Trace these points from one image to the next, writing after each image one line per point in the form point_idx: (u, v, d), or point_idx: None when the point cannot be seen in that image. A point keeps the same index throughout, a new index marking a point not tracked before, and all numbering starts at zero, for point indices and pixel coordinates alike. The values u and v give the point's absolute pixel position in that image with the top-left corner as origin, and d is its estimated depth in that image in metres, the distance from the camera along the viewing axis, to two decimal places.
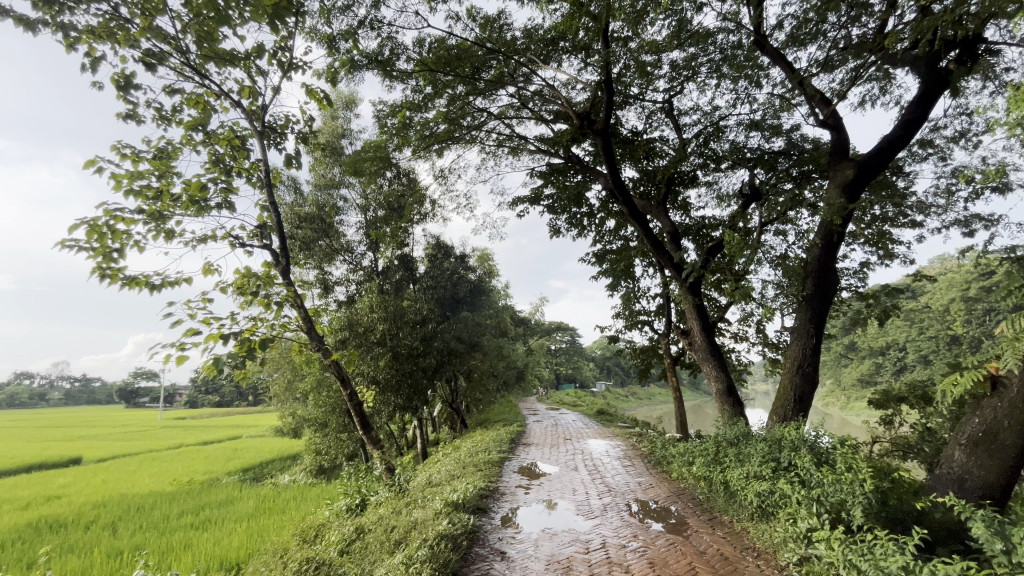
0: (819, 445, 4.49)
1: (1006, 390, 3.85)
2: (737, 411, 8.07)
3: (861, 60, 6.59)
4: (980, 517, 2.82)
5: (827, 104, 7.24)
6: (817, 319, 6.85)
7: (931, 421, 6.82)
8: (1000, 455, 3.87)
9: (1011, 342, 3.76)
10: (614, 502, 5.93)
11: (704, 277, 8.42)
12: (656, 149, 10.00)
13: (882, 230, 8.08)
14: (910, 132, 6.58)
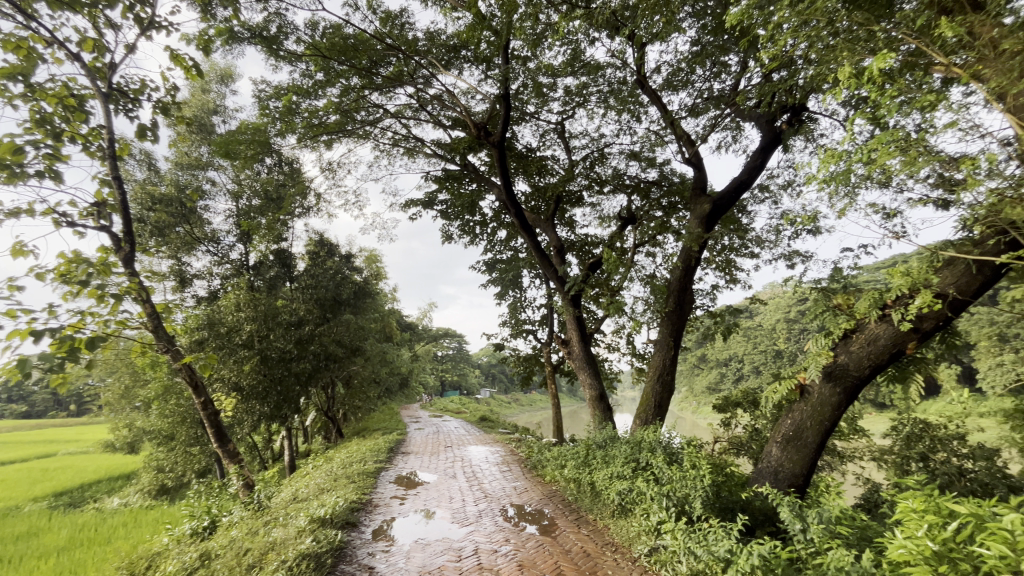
0: (671, 447, 5.04)
1: (809, 396, 4.72)
2: (607, 416, 8.70)
3: (720, 111, 7.65)
4: (787, 503, 3.38)
5: (692, 145, 8.26)
6: (676, 333, 7.71)
7: (758, 422, 8.03)
8: (804, 450, 4.70)
9: (815, 357, 4.62)
10: (489, 508, 6.02)
11: (584, 291, 9.01)
12: (547, 167, 10.53)
13: (729, 258, 9.38)
14: (753, 177, 7.76)
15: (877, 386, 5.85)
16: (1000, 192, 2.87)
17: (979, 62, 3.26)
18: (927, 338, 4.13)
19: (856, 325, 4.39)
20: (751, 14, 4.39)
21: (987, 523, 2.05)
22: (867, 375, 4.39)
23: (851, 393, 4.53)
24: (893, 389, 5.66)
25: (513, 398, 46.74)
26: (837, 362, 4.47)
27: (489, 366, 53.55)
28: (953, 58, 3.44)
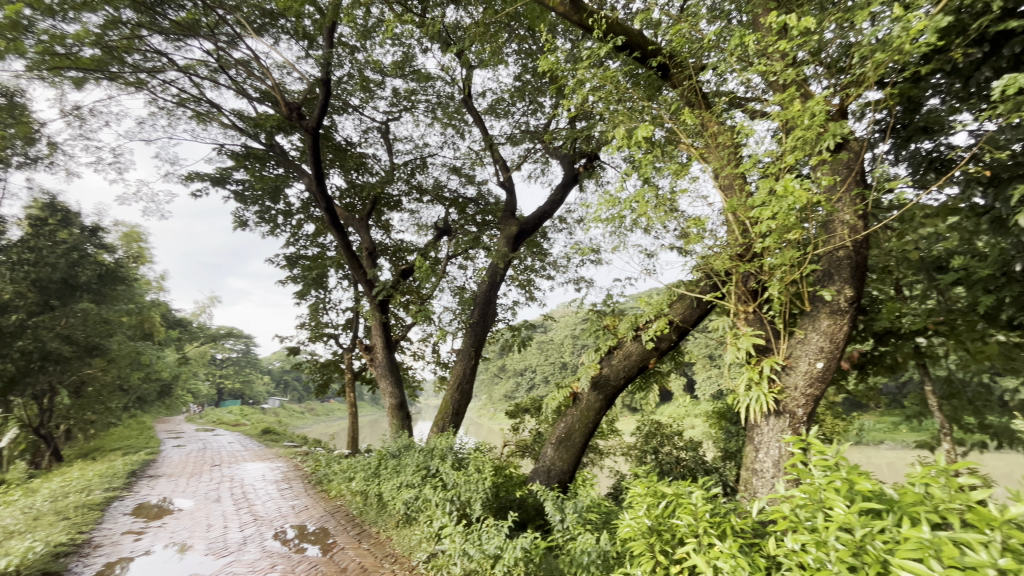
0: (461, 453, 5.24)
1: (579, 402, 5.46)
2: (405, 425, 8.61)
3: (532, 145, 8.48)
4: (552, 498, 3.83)
5: (507, 170, 8.92)
6: (477, 344, 8.10)
7: (542, 426, 8.96)
8: (572, 449, 5.41)
9: (586, 368, 5.39)
10: (258, 532, 5.33)
11: (392, 296, 8.82)
12: (367, 165, 10.09)
13: (530, 277, 10.31)
14: (554, 209, 8.74)
15: (628, 393, 7.11)
16: (712, 249, 3.79)
17: (707, 150, 4.32)
18: (663, 355, 5.22)
19: (617, 343, 5.28)
20: (560, 67, 5.00)
21: (682, 500, 2.64)
22: (621, 385, 5.31)
23: (609, 400, 5.40)
24: (640, 396, 6.95)
25: (306, 407, 42.69)
26: (601, 373, 5.30)
27: (281, 373, 47.96)
28: (692, 141, 4.47)
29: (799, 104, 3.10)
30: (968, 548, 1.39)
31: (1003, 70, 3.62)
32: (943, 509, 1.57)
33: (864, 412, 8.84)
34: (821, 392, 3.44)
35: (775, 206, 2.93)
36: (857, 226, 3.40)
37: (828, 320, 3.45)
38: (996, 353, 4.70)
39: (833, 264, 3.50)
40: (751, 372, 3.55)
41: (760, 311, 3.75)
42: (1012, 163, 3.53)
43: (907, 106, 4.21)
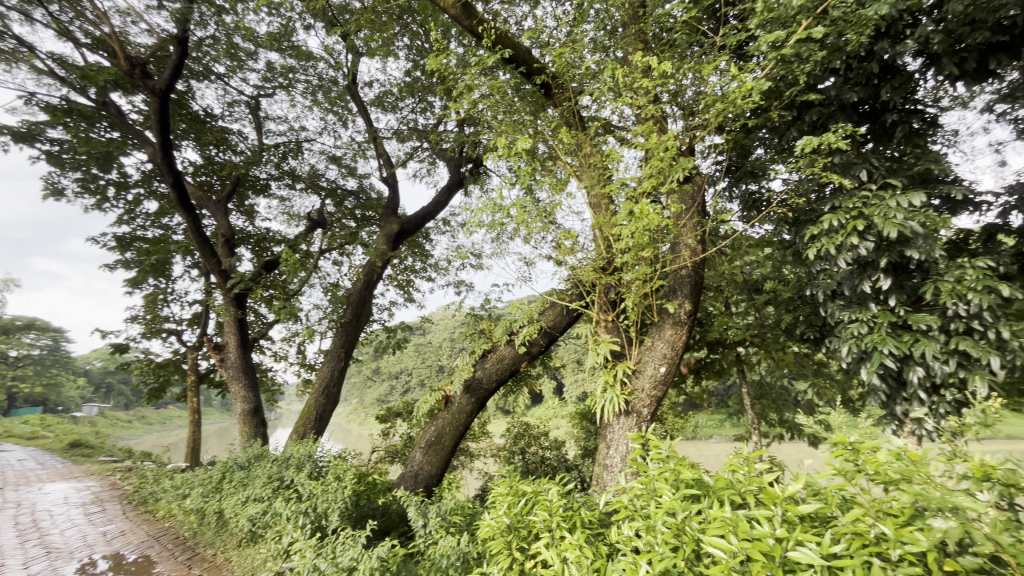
0: (321, 461, 4.88)
1: (451, 405, 5.45)
2: (258, 433, 7.77)
3: (418, 143, 8.32)
4: (415, 503, 3.75)
5: (391, 166, 8.63)
6: (348, 345, 7.64)
7: (413, 431, 8.77)
8: (441, 453, 5.37)
9: (460, 371, 5.41)
10: (52, 568, 4.38)
11: (252, 290, 7.95)
12: (230, 142, 9.00)
13: (409, 278, 10.06)
14: (437, 210, 8.67)
15: (500, 396, 7.30)
16: (582, 261, 4.06)
17: (582, 168, 4.63)
18: (533, 359, 5.46)
19: (491, 346, 5.40)
20: (449, 68, 4.97)
21: (540, 498, 2.77)
22: (493, 388, 5.42)
23: (481, 403, 5.49)
24: (511, 399, 7.17)
25: (135, 414, 36.37)
26: (474, 376, 5.36)
27: (102, 374, 40.23)
28: (569, 158, 4.77)
29: (659, 137, 3.48)
30: (757, 522, 1.67)
31: (805, 132, 4.48)
32: (743, 491, 1.87)
33: (698, 410, 10.21)
34: (662, 393, 3.89)
35: (634, 226, 3.26)
36: (696, 249, 3.94)
37: (671, 329, 3.93)
38: (792, 361, 5.77)
39: (678, 281, 4.00)
40: (607, 375, 3.87)
41: (618, 320, 4.13)
42: (808, 208, 4.38)
43: (739, 151, 4.97)
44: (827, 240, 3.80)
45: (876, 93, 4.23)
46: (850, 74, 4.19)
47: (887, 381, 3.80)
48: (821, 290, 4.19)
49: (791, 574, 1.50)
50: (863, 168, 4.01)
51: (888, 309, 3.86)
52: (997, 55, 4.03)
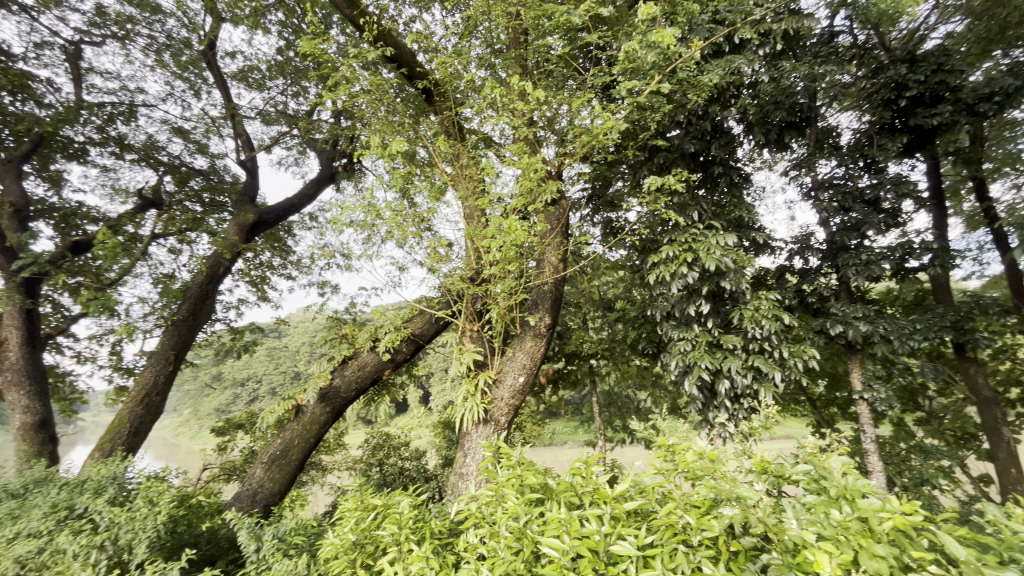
0: (130, 483, 4.11)
1: (302, 415, 5.01)
2: (42, 452, 6.23)
3: (287, 128, 7.64)
4: (247, 526, 3.36)
5: (251, 149, 7.76)
6: (180, 346, 6.58)
7: (256, 444, 7.87)
8: (286, 468, 4.88)
9: (316, 378, 5.03)
10: None
11: (49, 275, 6.45)
12: (33, 90, 7.26)
13: (264, 274, 9.09)
14: (304, 204, 8.01)
15: (360, 405, 6.93)
16: (453, 270, 4.08)
17: (459, 179, 4.68)
18: (397, 367, 5.32)
19: (352, 353, 5.12)
20: (327, 54, 4.68)
21: (391, 511, 2.68)
22: (351, 397, 5.13)
23: (337, 412, 5.15)
24: (371, 408, 6.86)
25: None
26: (331, 384, 5.02)
27: None
28: (446, 166, 4.79)
29: (532, 158, 3.69)
30: (589, 520, 1.83)
31: (654, 172, 5.12)
32: (581, 492, 2.03)
33: (555, 419, 10.89)
34: (520, 402, 4.06)
35: (503, 240, 3.38)
36: (558, 267, 4.24)
37: (532, 341, 4.15)
38: (634, 373, 6.46)
39: (540, 295, 4.26)
40: (468, 384, 3.92)
41: (483, 331, 4.22)
42: (652, 238, 4.99)
43: (600, 182, 5.49)
44: (664, 268, 4.37)
45: (708, 147, 5.02)
46: (691, 128, 4.92)
47: (703, 391, 4.46)
48: (660, 311, 4.78)
49: (613, 566, 1.66)
50: (695, 209, 4.70)
51: (707, 330, 4.56)
52: (791, 132, 5.08)
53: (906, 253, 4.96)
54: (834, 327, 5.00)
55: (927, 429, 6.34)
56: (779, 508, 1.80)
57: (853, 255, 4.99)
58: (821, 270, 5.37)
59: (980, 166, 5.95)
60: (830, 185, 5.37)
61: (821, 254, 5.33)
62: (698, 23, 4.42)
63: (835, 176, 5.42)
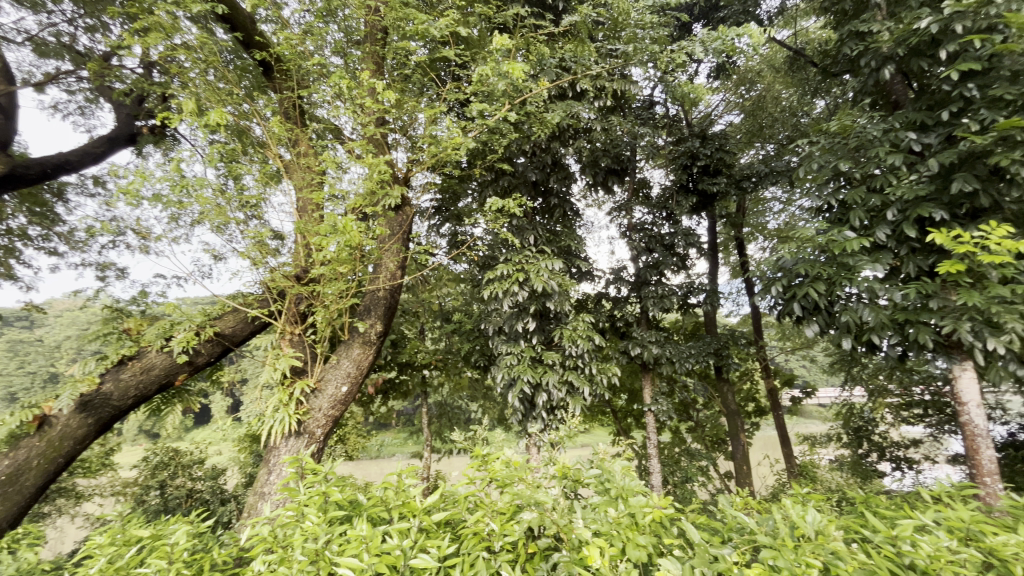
0: None
1: (48, 429, 3.90)
2: None
3: (71, 68, 6.08)
4: None
5: (10, 81, 5.97)
6: None
7: None
8: (13, 498, 3.71)
9: (76, 382, 3.99)
10: None
11: None
12: None
13: (11, 245, 6.98)
14: (85, 164, 6.41)
15: (140, 415, 5.75)
16: (279, 267, 3.68)
17: (295, 167, 4.28)
18: (195, 371, 4.57)
19: (135, 352, 4.22)
20: None
21: (159, 543, 2.23)
22: (126, 407, 4.19)
23: (103, 425, 4.14)
24: (156, 419, 5.73)
25: None
26: (100, 390, 4.04)
27: None
28: (281, 151, 4.35)
29: (377, 158, 3.58)
30: (392, 535, 1.79)
31: (498, 193, 5.39)
32: (389, 506, 1.98)
33: (384, 430, 10.52)
34: (340, 413, 3.83)
35: (335, 239, 3.18)
36: (395, 275, 4.16)
37: (359, 348, 3.98)
38: (465, 385, 6.62)
39: (373, 301, 4.12)
40: (281, 393, 3.54)
41: (305, 335, 3.88)
42: (491, 256, 5.24)
43: (449, 195, 5.59)
44: (498, 284, 4.60)
45: (548, 178, 5.49)
46: (534, 158, 5.33)
47: (524, 403, 4.76)
48: (493, 325, 4.99)
49: None
50: (531, 234, 5.08)
51: (531, 345, 4.91)
52: (614, 178, 5.87)
53: (689, 291, 6.08)
54: (635, 349, 5.83)
55: (694, 435, 7.76)
56: (570, 508, 1.99)
57: (652, 289, 5.93)
58: (629, 300, 6.25)
59: (742, 229, 7.63)
60: (640, 228, 6.32)
61: (629, 286, 6.21)
62: (547, 65, 4.83)
63: (645, 221, 6.41)
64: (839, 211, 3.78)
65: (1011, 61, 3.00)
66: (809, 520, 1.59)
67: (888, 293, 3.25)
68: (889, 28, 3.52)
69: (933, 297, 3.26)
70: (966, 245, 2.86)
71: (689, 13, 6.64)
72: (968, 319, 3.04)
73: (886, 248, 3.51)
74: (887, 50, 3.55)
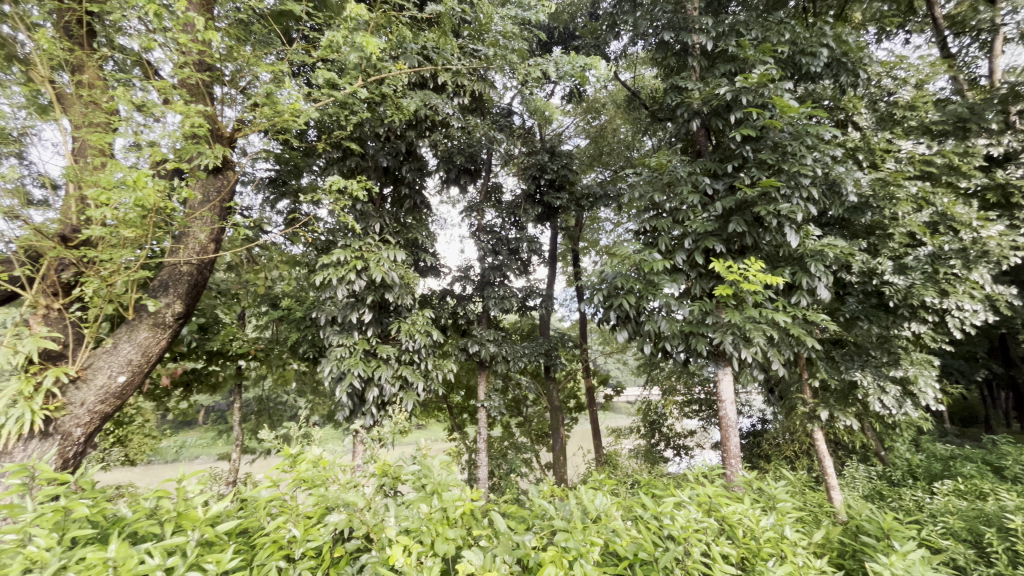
0: None
1: None
2: None
3: None
4: None
5: None
6: None
7: None
8: None
9: None
10: None
11: None
12: None
13: None
14: None
15: None
16: (38, 223, 2.86)
17: (75, 99, 3.38)
18: None
19: None
20: None
21: None
22: None
23: None
24: None
25: None
26: None
27: None
28: (58, 74, 3.39)
29: (193, 108, 3.03)
30: (158, 553, 1.48)
31: (344, 174, 5.03)
32: (162, 519, 1.66)
33: (185, 429, 8.98)
34: (111, 409, 3.16)
35: (121, 194, 2.59)
36: (205, 248, 3.59)
37: (148, 332, 3.33)
38: (289, 378, 5.99)
39: (173, 276, 3.49)
40: (23, 383, 2.75)
41: (68, 310, 3.07)
42: (330, 241, 4.88)
43: (288, 168, 5.04)
44: (333, 270, 4.28)
45: (400, 166, 5.31)
46: (386, 143, 5.10)
47: (353, 398, 4.51)
48: (325, 314, 4.61)
49: None
50: (377, 222, 4.86)
51: (366, 338, 4.68)
52: (467, 177, 5.94)
53: (528, 295, 6.46)
54: (473, 346, 5.97)
55: (521, 430, 8.26)
56: (383, 506, 1.92)
57: (495, 290, 6.17)
58: (473, 298, 6.40)
59: (578, 242, 8.39)
60: (489, 230, 6.53)
61: (474, 285, 6.35)
62: (408, 50, 4.68)
63: (494, 224, 6.63)
64: (652, 235, 4.40)
65: (774, 134, 3.84)
66: (597, 503, 1.79)
67: (681, 308, 3.88)
68: (698, 88, 4.23)
69: (710, 314, 4.00)
70: (734, 274, 3.57)
71: (549, 35, 7.13)
72: (731, 334, 3.79)
73: (682, 270, 4.19)
74: (696, 106, 4.25)
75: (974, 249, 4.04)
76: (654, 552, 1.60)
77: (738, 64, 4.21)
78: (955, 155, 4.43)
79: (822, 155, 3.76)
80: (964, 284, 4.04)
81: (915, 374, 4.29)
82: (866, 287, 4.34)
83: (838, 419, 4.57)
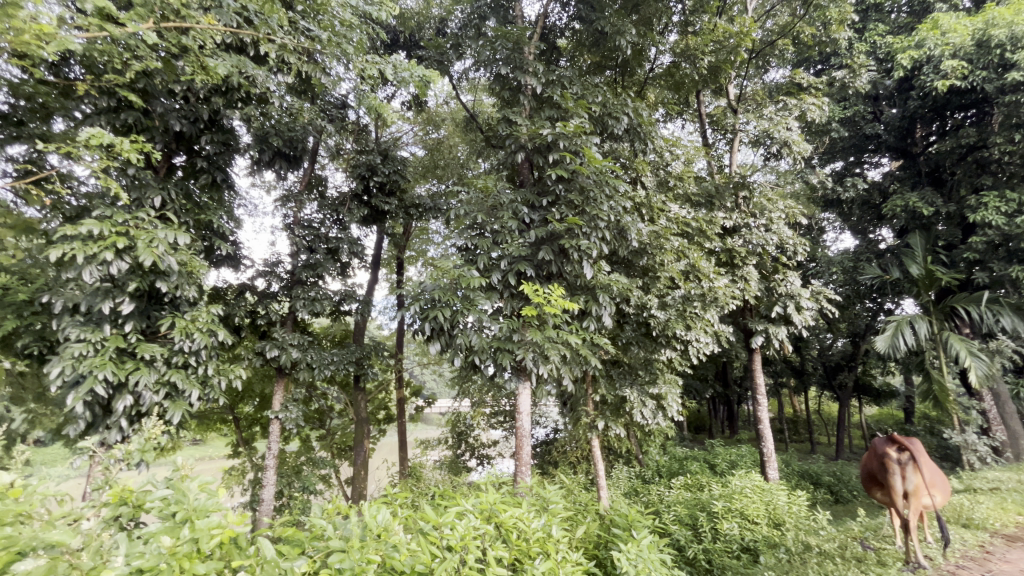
0: None
1: None
2: None
3: None
4: None
5: None
6: None
7: None
8: None
9: None
10: None
11: None
12: None
13: None
14: None
15: None
16: None
17: None
18: None
19: None
20: None
21: None
22: None
23: None
24: None
25: None
26: None
27: None
28: None
29: None
30: None
31: (116, 130, 4.06)
32: None
33: None
34: None
35: None
36: None
37: None
38: None
39: None
40: None
41: None
42: (84, 209, 3.85)
43: (31, 106, 3.85)
44: (80, 245, 3.37)
45: (198, 135, 4.53)
46: (182, 105, 4.30)
47: (93, 407, 3.58)
48: (62, 299, 3.59)
49: None
50: (157, 195, 4.03)
51: (123, 334, 3.78)
52: (284, 163, 5.35)
53: (343, 299, 6.06)
54: (271, 350, 5.32)
55: (322, 443, 7.64)
56: (112, 543, 1.54)
57: (306, 290, 5.64)
58: (279, 297, 5.74)
59: (403, 251, 8.27)
60: (307, 224, 5.97)
61: (281, 282, 5.70)
62: (224, 7, 4.08)
63: (312, 219, 6.08)
64: (473, 253, 4.57)
65: (581, 178, 4.39)
66: (379, 519, 1.76)
67: (491, 325, 4.09)
68: (525, 125, 4.61)
69: (517, 332, 4.29)
70: (539, 297, 3.92)
71: (394, 38, 7.09)
72: (532, 351, 4.16)
73: (497, 289, 4.44)
74: (522, 140, 4.61)
75: (709, 295, 5.20)
76: (431, 563, 1.63)
77: (559, 112, 4.73)
78: (703, 222, 5.69)
79: (616, 204, 4.43)
80: (700, 321, 5.20)
81: (666, 392, 5.32)
82: (639, 318, 5.23)
83: (610, 428, 5.36)
